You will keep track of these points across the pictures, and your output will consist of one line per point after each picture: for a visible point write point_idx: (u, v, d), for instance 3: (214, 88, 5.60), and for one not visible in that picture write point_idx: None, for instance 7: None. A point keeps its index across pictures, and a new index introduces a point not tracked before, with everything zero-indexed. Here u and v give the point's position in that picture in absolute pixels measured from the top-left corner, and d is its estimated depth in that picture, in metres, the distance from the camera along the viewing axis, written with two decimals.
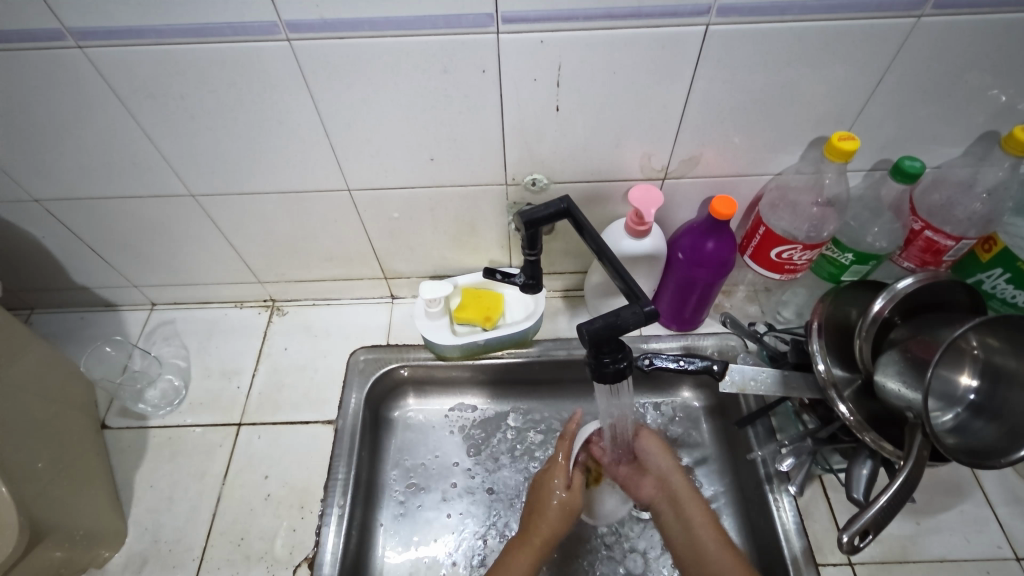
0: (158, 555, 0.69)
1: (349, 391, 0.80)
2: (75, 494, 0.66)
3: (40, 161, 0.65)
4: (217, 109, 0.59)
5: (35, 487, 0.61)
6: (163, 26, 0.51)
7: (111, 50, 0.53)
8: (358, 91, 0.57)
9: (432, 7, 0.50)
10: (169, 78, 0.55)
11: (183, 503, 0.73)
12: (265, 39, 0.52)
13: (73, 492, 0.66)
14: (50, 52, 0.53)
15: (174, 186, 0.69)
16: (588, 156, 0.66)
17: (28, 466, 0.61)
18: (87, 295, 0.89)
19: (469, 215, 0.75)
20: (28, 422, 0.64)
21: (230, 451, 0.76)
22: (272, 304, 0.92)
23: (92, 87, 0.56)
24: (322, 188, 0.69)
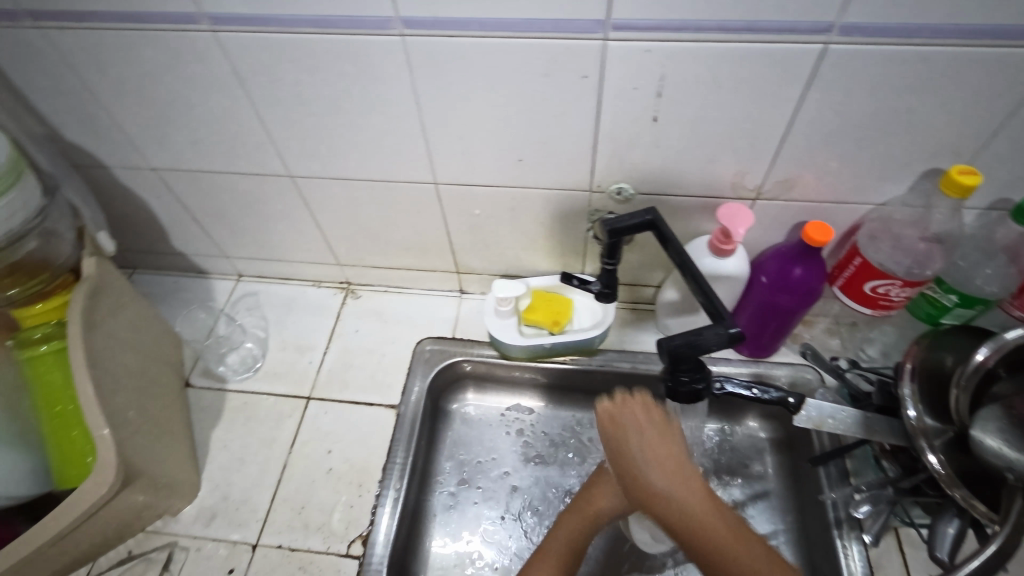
0: (227, 511, 0.73)
1: (414, 378, 0.82)
2: (160, 444, 0.71)
3: (162, 133, 0.70)
4: (326, 97, 0.62)
5: (127, 434, 0.66)
6: (287, 17, 0.54)
7: (238, 35, 0.56)
8: (459, 88, 0.58)
9: (543, 10, 0.50)
10: (286, 65, 0.59)
11: (252, 465, 0.76)
12: (378, 33, 0.54)
13: (158, 443, 0.71)
14: (185, 34, 0.57)
15: (275, 166, 0.73)
16: (678, 169, 0.65)
17: (123, 414, 0.66)
18: (183, 261, 0.95)
19: (549, 219, 0.76)
20: (125, 373, 0.69)
21: (298, 423, 0.80)
22: (347, 286, 0.95)
23: (217, 68, 0.60)
24: (410, 179, 0.72)
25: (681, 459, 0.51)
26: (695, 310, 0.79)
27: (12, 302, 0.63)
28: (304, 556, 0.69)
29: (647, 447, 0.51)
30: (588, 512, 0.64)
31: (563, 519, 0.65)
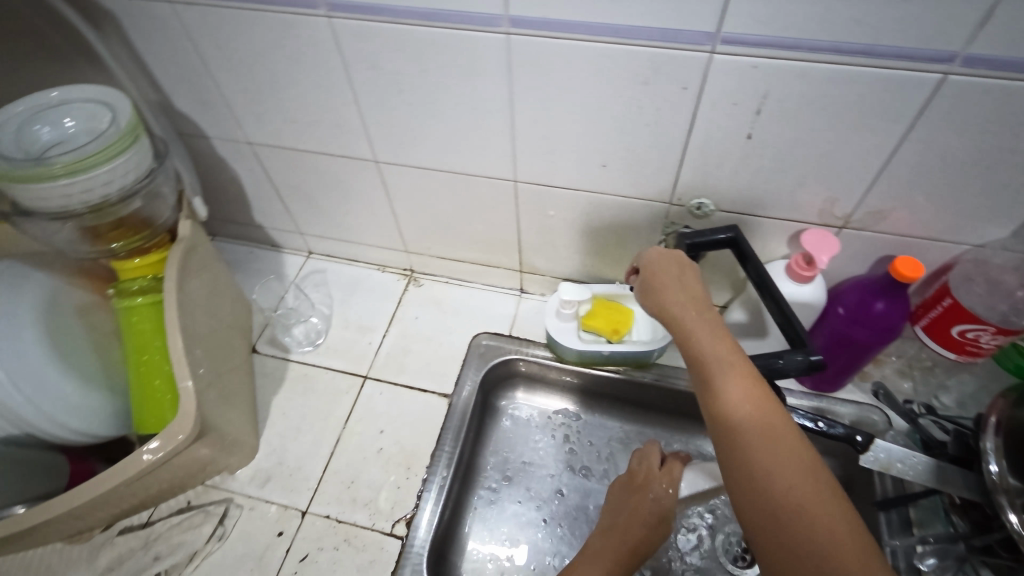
0: (281, 476, 0.75)
1: (468, 370, 0.84)
2: (228, 405, 0.74)
3: (262, 109, 0.73)
4: (424, 88, 0.63)
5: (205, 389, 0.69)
6: (401, 7, 0.56)
7: (351, 22, 0.58)
8: (555, 89, 0.59)
9: (653, 18, 0.50)
10: (391, 53, 0.61)
11: (307, 435, 0.79)
12: (486, 29, 0.55)
13: (227, 403, 0.74)
14: (302, 17, 0.59)
15: (363, 150, 0.75)
16: (765, 189, 0.64)
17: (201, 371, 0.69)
18: (260, 234, 1.00)
19: (622, 227, 0.75)
20: (206, 332, 0.73)
21: (354, 399, 0.82)
22: (410, 273, 0.97)
23: (325, 52, 0.63)
24: (491, 174, 0.73)
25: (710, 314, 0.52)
26: (770, 331, 0.72)
27: (120, 257, 0.68)
28: (350, 529, 0.70)
29: (672, 301, 0.54)
30: (638, 535, 0.60)
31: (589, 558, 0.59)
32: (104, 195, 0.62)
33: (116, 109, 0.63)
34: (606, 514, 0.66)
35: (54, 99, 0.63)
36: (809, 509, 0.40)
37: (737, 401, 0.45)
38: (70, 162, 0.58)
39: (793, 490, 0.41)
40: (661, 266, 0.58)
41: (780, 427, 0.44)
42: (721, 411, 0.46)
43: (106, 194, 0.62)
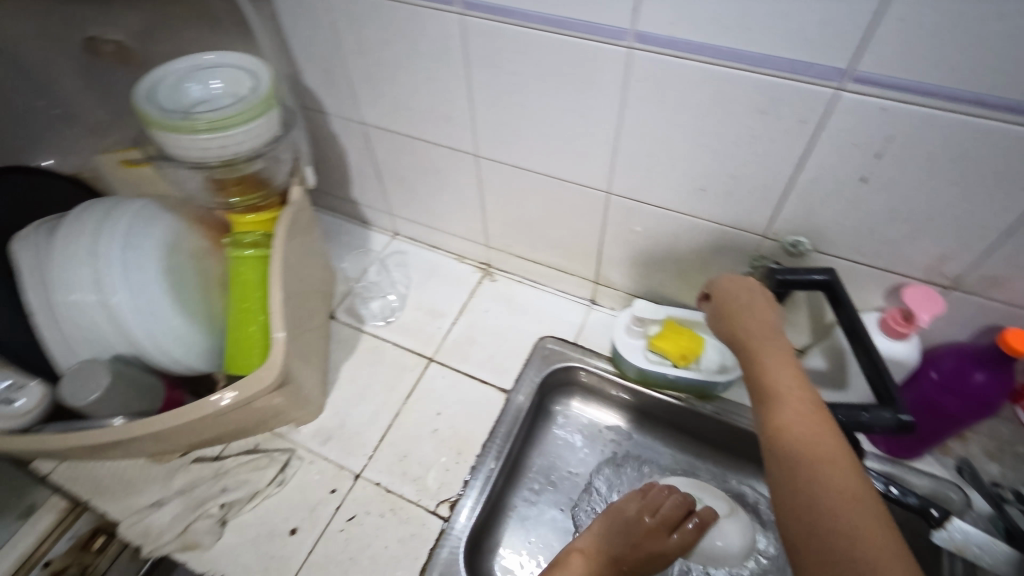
0: (341, 437, 0.79)
1: (529, 370, 0.85)
2: (309, 363, 0.79)
3: (381, 93, 0.78)
4: (538, 91, 0.66)
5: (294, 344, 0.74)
6: (531, 13, 0.58)
7: (480, 22, 0.62)
8: (667, 108, 0.60)
9: (783, 48, 0.50)
10: (513, 56, 0.63)
11: (370, 404, 0.82)
12: (610, 42, 0.57)
13: (308, 362, 0.79)
14: (437, 13, 0.63)
15: (467, 143, 0.78)
16: (870, 236, 0.61)
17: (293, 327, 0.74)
18: (354, 209, 1.06)
19: (709, 253, 0.74)
20: (300, 292, 0.78)
21: (417, 378, 0.85)
22: (487, 268, 1.00)
23: (451, 46, 0.66)
24: (586, 183, 0.74)
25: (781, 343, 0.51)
26: (850, 386, 0.68)
27: (237, 210, 0.75)
28: (396, 500, 0.73)
29: (742, 327, 0.54)
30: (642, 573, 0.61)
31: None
32: (235, 153, 0.68)
33: (258, 76, 0.69)
34: (589, 540, 0.63)
35: (206, 61, 0.70)
36: (865, 533, 0.37)
37: (795, 425, 0.44)
38: (214, 120, 0.64)
39: (848, 513, 0.39)
40: (736, 293, 0.58)
41: (840, 454, 0.42)
42: (777, 432, 0.45)
43: (238, 152, 0.68)
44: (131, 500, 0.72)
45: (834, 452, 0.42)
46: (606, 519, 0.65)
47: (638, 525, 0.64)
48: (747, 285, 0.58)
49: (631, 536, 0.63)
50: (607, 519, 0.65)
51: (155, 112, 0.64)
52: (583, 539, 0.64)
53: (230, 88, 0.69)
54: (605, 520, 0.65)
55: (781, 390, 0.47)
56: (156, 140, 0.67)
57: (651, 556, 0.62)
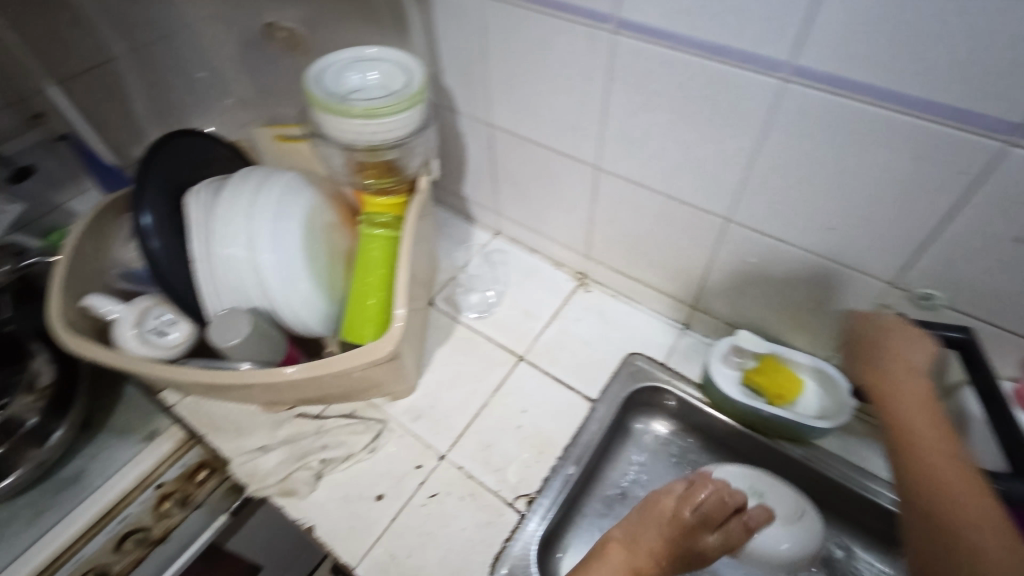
0: (430, 418, 0.82)
1: (616, 384, 0.86)
2: (410, 344, 0.82)
3: (516, 98, 0.82)
4: (677, 112, 0.67)
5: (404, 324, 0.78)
6: (687, 37, 0.60)
7: (633, 41, 0.64)
8: (810, 142, 0.60)
9: (952, 96, 0.49)
10: (660, 76, 0.65)
11: (460, 390, 0.86)
12: (763, 72, 0.58)
13: (410, 343, 0.82)
14: (592, 29, 0.66)
15: (590, 155, 0.80)
16: (1012, 298, 0.59)
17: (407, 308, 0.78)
18: (461, 205, 1.10)
19: (825, 294, 0.73)
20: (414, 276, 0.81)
21: (507, 373, 0.88)
22: (582, 278, 1.01)
23: (598, 61, 0.69)
24: (706, 208, 0.74)
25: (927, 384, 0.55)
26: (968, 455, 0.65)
27: (371, 191, 0.81)
28: (477, 487, 0.76)
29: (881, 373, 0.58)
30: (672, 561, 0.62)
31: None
32: (379, 142, 0.73)
33: (412, 74, 0.74)
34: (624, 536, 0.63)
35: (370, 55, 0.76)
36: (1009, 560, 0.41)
37: (938, 465, 0.49)
38: (368, 108, 0.69)
39: (988, 544, 0.43)
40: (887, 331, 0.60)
41: (979, 494, 0.47)
42: (920, 468, 0.50)
43: (381, 141, 0.73)
44: (241, 442, 0.78)
45: (974, 492, 0.47)
46: (645, 513, 0.65)
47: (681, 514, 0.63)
48: (874, 319, 0.62)
49: (665, 530, 0.62)
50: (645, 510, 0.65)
51: (320, 95, 0.71)
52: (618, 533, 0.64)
53: (385, 82, 0.75)
54: (644, 514, 0.65)
55: (920, 435, 0.52)
56: (315, 122, 0.74)
57: (686, 553, 0.62)
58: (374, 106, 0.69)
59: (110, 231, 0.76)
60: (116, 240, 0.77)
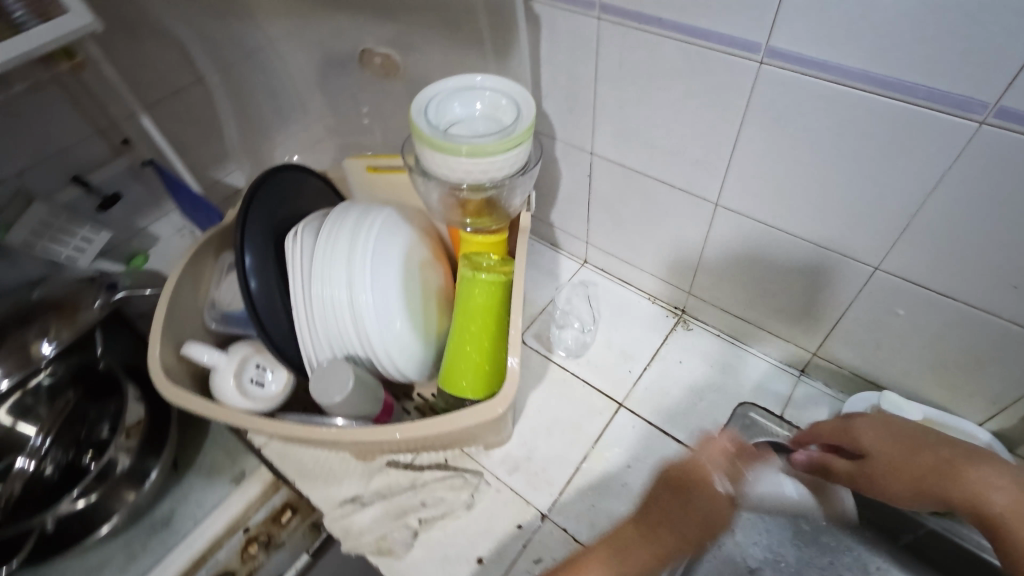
0: (528, 470, 0.77)
1: (727, 438, 0.79)
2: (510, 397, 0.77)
3: (624, 127, 0.73)
4: (829, 151, 0.59)
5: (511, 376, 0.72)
6: (857, 69, 0.52)
7: (784, 73, 0.56)
8: (1002, 192, 0.52)
9: None
10: (813, 112, 0.57)
11: (558, 439, 0.80)
12: (954, 112, 0.50)
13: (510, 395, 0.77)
14: (734, 59, 0.58)
15: (712, 192, 0.72)
16: None
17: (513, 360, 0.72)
18: (545, 231, 1.03)
19: (993, 356, 0.63)
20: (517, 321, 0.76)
21: (607, 421, 0.82)
22: (680, 315, 0.93)
23: (735, 94, 0.61)
24: (851, 254, 0.66)
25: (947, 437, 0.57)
26: None
27: (466, 229, 0.74)
28: None
29: (892, 451, 0.58)
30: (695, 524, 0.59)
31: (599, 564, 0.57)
32: (481, 181, 0.67)
33: (524, 108, 0.68)
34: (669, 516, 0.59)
35: (482, 85, 0.70)
36: None
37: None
38: (473, 145, 0.63)
39: None
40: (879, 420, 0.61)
41: None
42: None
43: (484, 181, 0.67)
44: (332, 491, 0.75)
45: None
46: (715, 500, 0.60)
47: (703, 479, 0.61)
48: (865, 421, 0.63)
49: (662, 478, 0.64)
50: (686, 484, 0.62)
51: (424, 129, 0.65)
52: (662, 515, 0.59)
53: (494, 116, 0.69)
54: (703, 499, 0.59)
55: (961, 473, 0.53)
56: (418, 156, 0.68)
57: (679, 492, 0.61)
58: (480, 144, 0.62)
59: (203, 270, 0.74)
60: (210, 278, 0.75)
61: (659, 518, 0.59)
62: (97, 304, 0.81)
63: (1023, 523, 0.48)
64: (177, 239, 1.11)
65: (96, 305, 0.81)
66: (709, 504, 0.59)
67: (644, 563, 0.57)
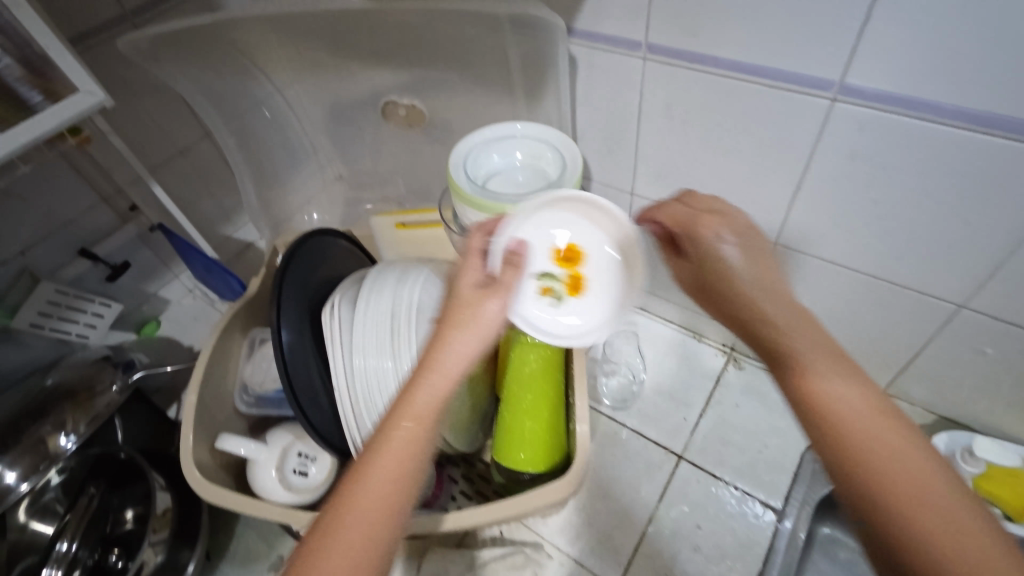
0: (592, 539, 0.72)
1: (799, 488, 0.74)
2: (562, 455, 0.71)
3: (673, 167, 0.70)
4: (908, 190, 0.55)
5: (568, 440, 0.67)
6: (947, 105, 0.48)
7: (860, 110, 0.52)
8: None
9: None
10: (892, 151, 0.53)
11: (619, 501, 0.75)
12: None
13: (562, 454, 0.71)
14: (802, 97, 0.54)
15: (771, 231, 0.68)
16: None
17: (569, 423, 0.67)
18: None
19: None
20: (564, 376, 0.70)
21: (668, 477, 0.77)
22: (730, 352, 0.87)
23: (802, 132, 0.57)
24: (932, 294, 0.61)
25: (751, 246, 0.46)
26: None
27: None
28: None
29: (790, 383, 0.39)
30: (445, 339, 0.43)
31: (363, 490, 0.38)
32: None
33: (572, 160, 0.63)
34: (416, 387, 0.42)
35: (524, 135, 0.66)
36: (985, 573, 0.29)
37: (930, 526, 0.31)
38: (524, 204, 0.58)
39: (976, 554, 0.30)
40: (662, 206, 0.51)
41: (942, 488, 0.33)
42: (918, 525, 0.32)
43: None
44: None
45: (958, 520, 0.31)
46: (487, 296, 0.45)
47: (467, 262, 0.48)
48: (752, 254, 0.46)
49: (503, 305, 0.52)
50: (474, 310, 0.44)
51: (468, 188, 0.60)
52: (426, 365, 0.42)
53: (539, 168, 0.65)
54: (465, 319, 0.44)
55: (822, 394, 0.37)
56: (461, 215, 0.63)
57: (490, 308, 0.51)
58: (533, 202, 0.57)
59: (232, 348, 0.69)
60: (239, 355, 0.70)
61: (422, 360, 0.43)
62: (114, 388, 0.78)
63: (941, 499, 0.32)
64: (189, 301, 1.06)
65: (113, 388, 0.78)
66: (477, 298, 0.45)
67: (400, 478, 0.39)
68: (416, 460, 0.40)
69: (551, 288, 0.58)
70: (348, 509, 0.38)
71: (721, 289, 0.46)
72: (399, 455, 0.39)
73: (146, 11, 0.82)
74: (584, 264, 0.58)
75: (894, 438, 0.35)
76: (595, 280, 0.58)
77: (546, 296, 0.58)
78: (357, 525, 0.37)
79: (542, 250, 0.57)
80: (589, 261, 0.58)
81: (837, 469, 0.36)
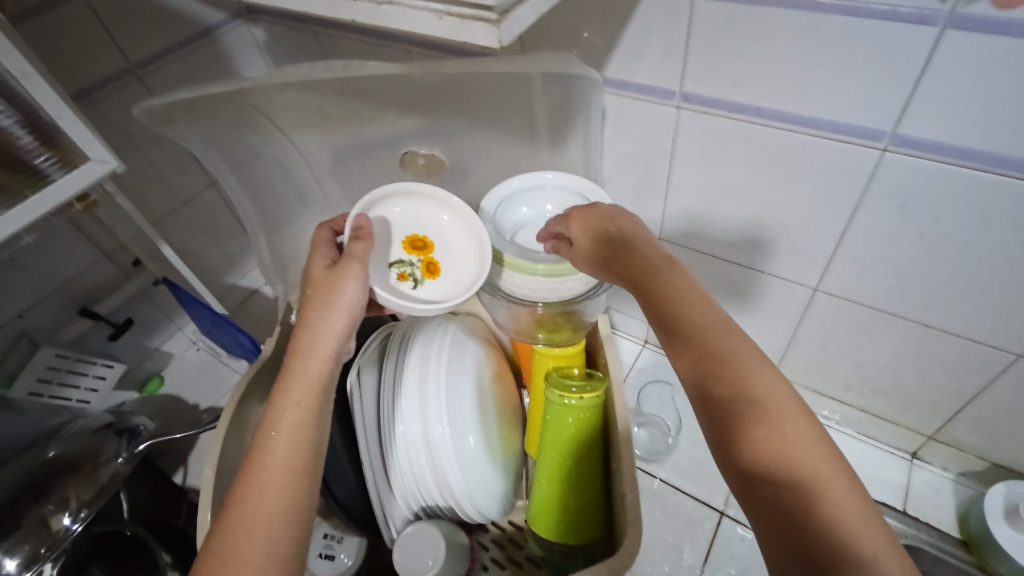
0: None
1: None
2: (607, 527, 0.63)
3: (706, 214, 0.68)
4: (964, 240, 0.53)
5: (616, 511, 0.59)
6: (1010, 156, 0.45)
7: (914, 160, 0.50)
8: None
9: None
10: (947, 202, 0.51)
11: (662, 563, 0.71)
12: None
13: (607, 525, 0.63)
14: (851, 148, 0.52)
15: (811, 278, 0.66)
16: None
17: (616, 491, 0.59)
18: None
19: None
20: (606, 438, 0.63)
21: (711, 535, 0.73)
22: None
23: (849, 182, 0.55)
24: (987, 342, 0.59)
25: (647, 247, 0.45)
26: None
27: (538, 344, 0.65)
28: None
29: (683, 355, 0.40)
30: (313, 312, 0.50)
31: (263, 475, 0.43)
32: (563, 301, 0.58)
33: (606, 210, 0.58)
34: (301, 380, 0.47)
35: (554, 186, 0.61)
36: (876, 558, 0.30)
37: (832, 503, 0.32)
38: (552, 266, 0.55)
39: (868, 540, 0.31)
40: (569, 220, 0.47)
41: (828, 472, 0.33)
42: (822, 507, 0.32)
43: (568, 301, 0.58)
44: None
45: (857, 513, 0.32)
46: (340, 277, 0.50)
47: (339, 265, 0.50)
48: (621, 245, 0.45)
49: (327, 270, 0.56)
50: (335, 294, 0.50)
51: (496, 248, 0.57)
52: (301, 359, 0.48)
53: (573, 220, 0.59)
54: (322, 303, 0.49)
55: (723, 376, 0.38)
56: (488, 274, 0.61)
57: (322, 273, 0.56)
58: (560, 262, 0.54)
59: (249, 416, 0.65)
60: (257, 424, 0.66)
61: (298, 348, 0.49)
62: (119, 460, 0.74)
63: (833, 478, 0.33)
64: (193, 355, 1.01)
65: (118, 460, 0.74)
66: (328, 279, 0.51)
67: (293, 461, 0.44)
68: (300, 459, 0.44)
69: (407, 274, 0.61)
70: (250, 497, 0.42)
71: (644, 285, 0.43)
72: (290, 440, 0.45)
73: (153, 62, 0.80)
74: (436, 252, 0.61)
75: (780, 419, 0.35)
76: (449, 266, 0.61)
77: (403, 280, 0.60)
78: (261, 506, 0.42)
79: (394, 233, 0.61)
80: (440, 246, 0.61)
81: (761, 473, 0.34)
